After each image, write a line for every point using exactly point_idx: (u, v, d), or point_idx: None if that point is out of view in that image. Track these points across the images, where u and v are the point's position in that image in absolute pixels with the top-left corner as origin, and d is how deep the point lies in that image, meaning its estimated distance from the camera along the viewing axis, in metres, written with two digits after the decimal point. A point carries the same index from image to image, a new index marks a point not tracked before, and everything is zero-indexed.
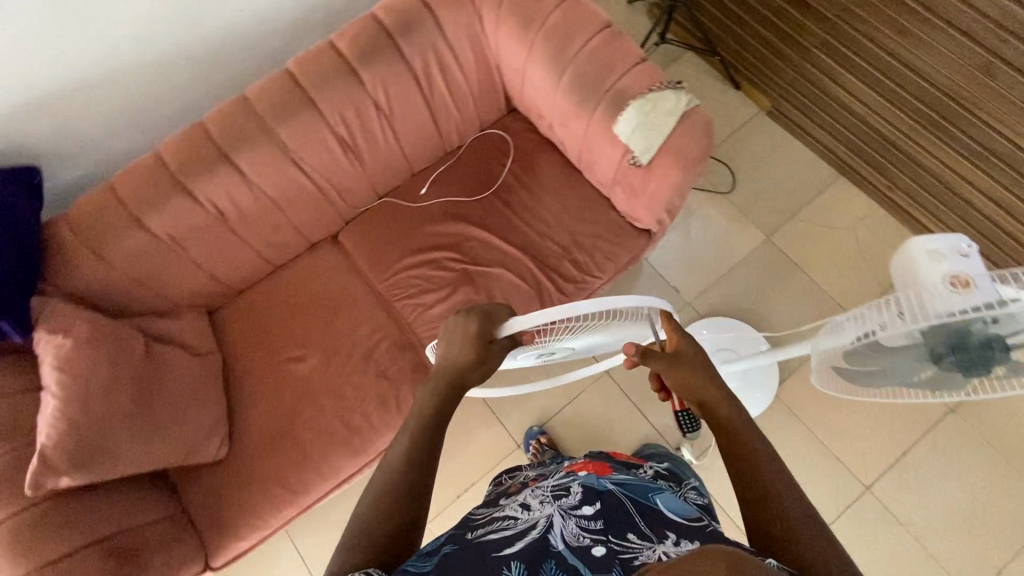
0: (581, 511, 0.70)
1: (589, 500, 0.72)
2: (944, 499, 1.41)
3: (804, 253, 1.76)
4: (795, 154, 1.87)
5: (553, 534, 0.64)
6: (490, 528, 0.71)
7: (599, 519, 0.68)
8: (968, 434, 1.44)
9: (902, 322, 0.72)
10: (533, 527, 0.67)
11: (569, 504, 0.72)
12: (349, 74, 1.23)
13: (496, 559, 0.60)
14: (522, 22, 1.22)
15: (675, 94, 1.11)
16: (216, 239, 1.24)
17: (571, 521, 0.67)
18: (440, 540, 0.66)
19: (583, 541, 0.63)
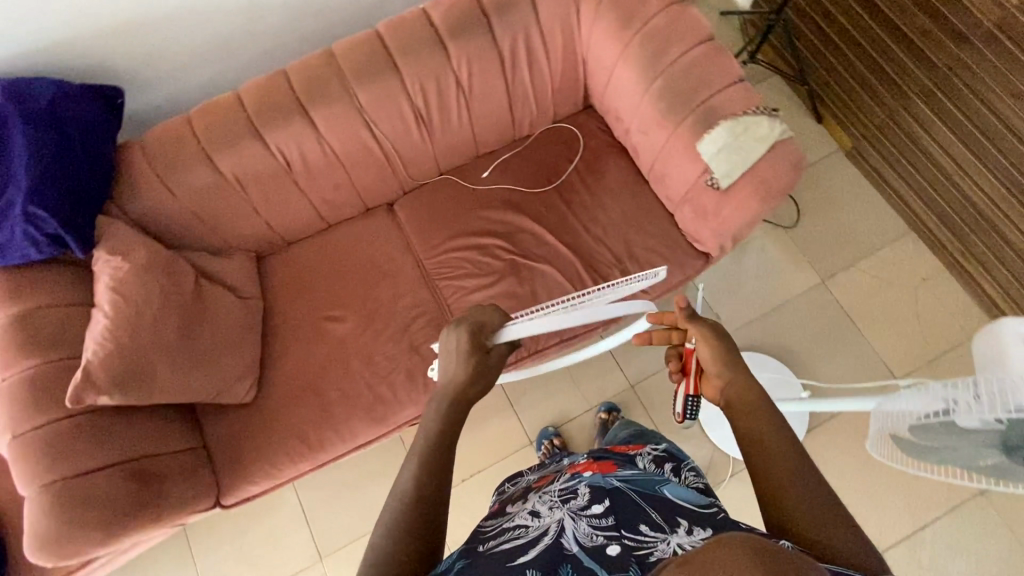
0: (591, 511, 0.65)
1: (598, 498, 0.67)
2: None
3: (857, 304, 1.69)
4: (866, 201, 1.79)
5: (565, 537, 0.61)
6: (501, 539, 0.66)
7: (609, 517, 0.64)
8: (996, 522, 1.38)
9: (976, 408, 0.65)
10: (544, 533, 0.63)
11: (578, 505, 0.67)
12: (436, 45, 1.21)
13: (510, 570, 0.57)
14: (622, 19, 1.18)
15: (769, 121, 1.06)
16: (278, 188, 1.25)
17: (581, 522, 0.63)
18: (450, 558, 0.64)
19: (596, 540, 0.60)
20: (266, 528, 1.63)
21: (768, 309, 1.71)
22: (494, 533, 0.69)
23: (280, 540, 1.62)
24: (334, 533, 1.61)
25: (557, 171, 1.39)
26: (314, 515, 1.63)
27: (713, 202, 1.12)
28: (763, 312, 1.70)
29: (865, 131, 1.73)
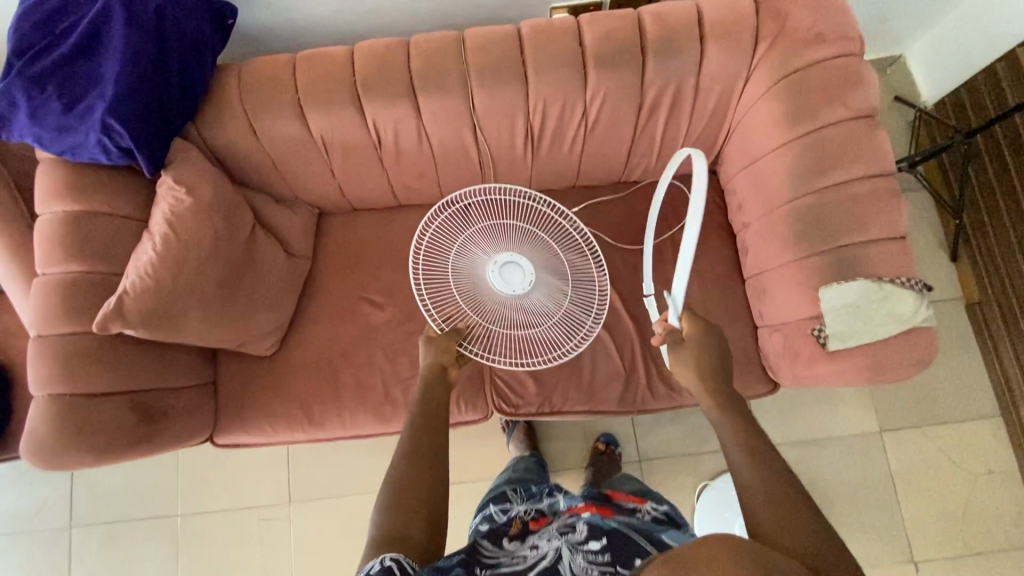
0: (588, 545, 0.75)
1: (595, 536, 0.76)
2: None
3: (905, 469, 1.55)
4: (964, 365, 1.60)
5: (563, 567, 0.71)
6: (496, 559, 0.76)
7: (605, 553, 0.73)
8: None
9: None
10: (543, 559, 0.73)
11: (578, 538, 0.76)
12: (577, 68, 1.06)
13: None
14: (794, 113, 1.01)
15: (917, 301, 0.91)
16: (360, 161, 1.16)
17: (580, 556, 0.73)
18: (454, 565, 0.73)
19: None
20: (251, 454, 1.67)
21: (811, 438, 1.58)
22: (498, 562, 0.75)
23: (259, 471, 1.66)
24: (309, 484, 1.64)
25: (650, 234, 1.28)
26: (297, 459, 1.66)
27: (809, 354, 0.99)
28: (804, 439, 1.58)
29: (1001, 294, 1.51)
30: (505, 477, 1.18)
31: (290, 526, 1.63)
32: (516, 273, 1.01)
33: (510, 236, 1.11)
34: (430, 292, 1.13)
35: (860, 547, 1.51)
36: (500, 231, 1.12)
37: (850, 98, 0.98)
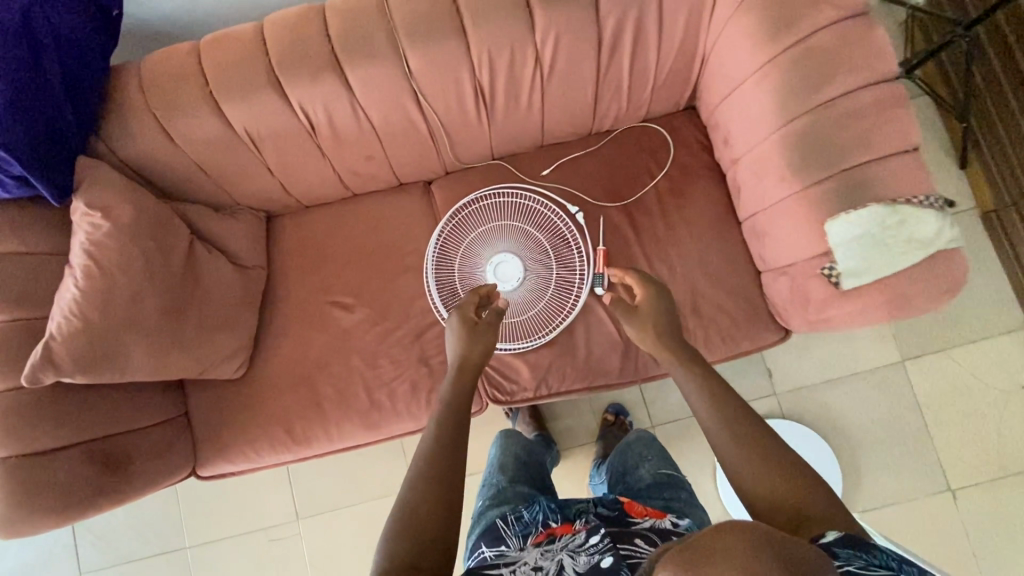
0: (588, 543, 0.75)
1: (594, 532, 0.76)
2: None
3: (931, 396, 1.47)
4: (989, 279, 1.48)
5: None
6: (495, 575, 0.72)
7: (604, 540, 0.74)
8: None
9: None
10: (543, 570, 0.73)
11: (576, 543, 0.76)
12: (520, 11, 0.94)
13: None
14: (775, 22, 0.88)
15: (937, 221, 0.80)
16: (298, 152, 1.04)
17: (581, 560, 0.73)
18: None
19: (593, 557, 0.72)
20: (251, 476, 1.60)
21: (829, 378, 1.49)
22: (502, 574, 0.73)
23: (262, 491, 1.59)
24: (316, 497, 1.58)
25: (632, 187, 1.16)
26: (299, 475, 1.59)
27: (821, 297, 0.89)
28: (821, 381, 1.49)
29: (1017, 198, 1.38)
30: (495, 500, 0.99)
31: (302, 542, 1.56)
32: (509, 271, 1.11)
33: (516, 238, 1.13)
34: (441, 269, 1.14)
35: (891, 484, 1.44)
36: (510, 231, 1.14)
37: None
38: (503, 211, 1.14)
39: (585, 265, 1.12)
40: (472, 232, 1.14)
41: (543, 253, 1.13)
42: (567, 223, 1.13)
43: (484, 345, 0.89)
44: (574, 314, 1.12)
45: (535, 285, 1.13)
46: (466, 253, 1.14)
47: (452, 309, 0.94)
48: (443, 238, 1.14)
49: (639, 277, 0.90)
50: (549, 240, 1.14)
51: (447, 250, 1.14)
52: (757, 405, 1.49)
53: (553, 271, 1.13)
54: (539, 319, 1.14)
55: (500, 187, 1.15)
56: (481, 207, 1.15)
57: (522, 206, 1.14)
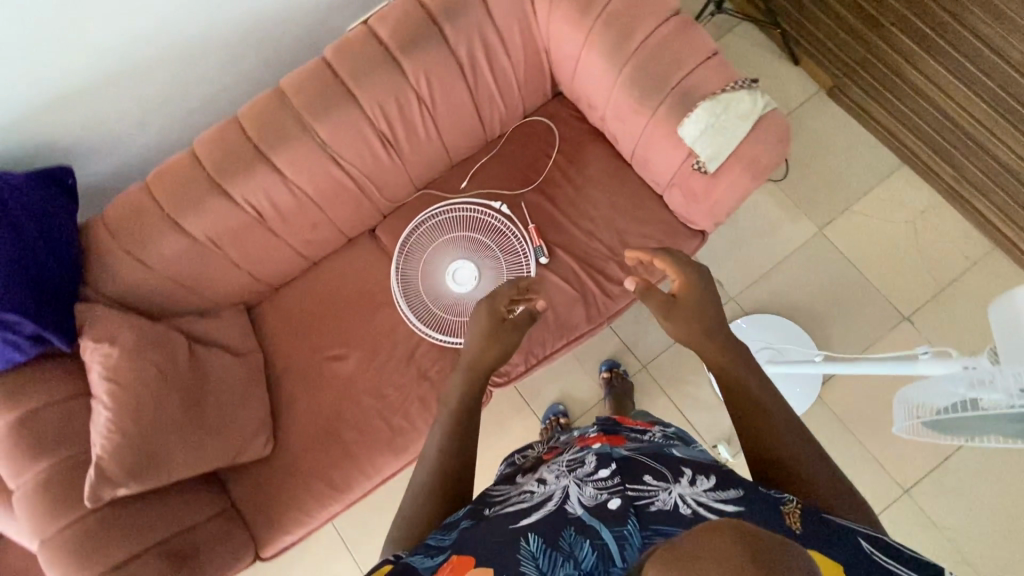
0: (597, 475, 0.66)
1: (605, 463, 0.67)
2: (973, 499, 1.48)
3: (857, 249, 1.66)
4: (857, 139, 1.72)
5: (570, 503, 0.63)
6: (506, 501, 0.70)
7: (614, 477, 0.64)
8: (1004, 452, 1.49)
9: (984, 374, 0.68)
10: (549, 498, 0.66)
11: (585, 471, 0.68)
12: (390, 66, 1.16)
13: (512, 532, 0.61)
14: (580, 4, 1.12)
15: (750, 96, 1.03)
16: (254, 240, 1.21)
17: (587, 488, 0.64)
18: (461, 514, 0.69)
19: (600, 499, 0.61)
20: (312, 560, 1.66)
21: (769, 267, 1.68)
22: (504, 498, 0.71)
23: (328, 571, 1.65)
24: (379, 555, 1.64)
25: (537, 169, 1.36)
26: (357, 541, 1.65)
27: (702, 187, 1.09)
28: (764, 272, 1.68)
29: (844, 68, 1.64)
30: None
31: None
32: (465, 275, 1.26)
33: (459, 245, 1.30)
34: (408, 293, 1.29)
35: (858, 333, 1.62)
36: (454, 241, 1.30)
37: None
38: (442, 227, 1.30)
39: (524, 245, 1.30)
40: (422, 252, 1.30)
41: (486, 249, 1.30)
42: (498, 219, 1.30)
43: (505, 347, 0.91)
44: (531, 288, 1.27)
45: (489, 278, 1.28)
46: (423, 272, 1.29)
47: (484, 296, 0.95)
48: (401, 266, 1.29)
49: (668, 262, 0.87)
50: (487, 237, 1.30)
51: (408, 274, 1.29)
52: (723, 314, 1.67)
53: (500, 262, 1.29)
54: None
55: (431, 211, 1.31)
56: (423, 231, 1.30)
57: (456, 217, 1.31)
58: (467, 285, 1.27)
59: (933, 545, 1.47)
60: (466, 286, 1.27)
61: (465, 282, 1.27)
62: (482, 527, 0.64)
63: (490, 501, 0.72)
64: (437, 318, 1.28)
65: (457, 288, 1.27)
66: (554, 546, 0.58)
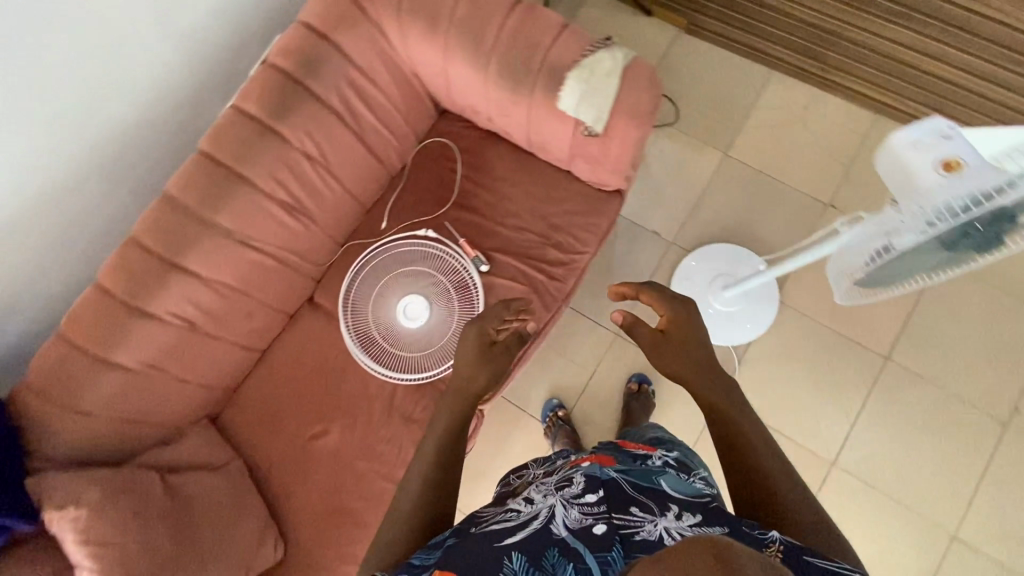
0: (583, 498, 0.74)
1: (591, 488, 0.75)
2: (945, 341, 1.58)
3: (764, 159, 1.76)
4: (727, 63, 1.83)
5: (555, 523, 0.70)
6: (493, 519, 0.76)
7: (601, 503, 0.72)
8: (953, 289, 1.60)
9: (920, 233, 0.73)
10: (535, 518, 0.73)
11: (572, 493, 0.75)
12: (269, 137, 1.16)
13: (497, 550, 0.67)
14: (429, 22, 1.15)
15: (610, 53, 1.08)
16: (193, 349, 1.19)
17: (573, 510, 0.72)
18: (446, 534, 0.74)
19: (585, 523, 0.69)
20: None
21: (694, 202, 1.75)
22: (495, 516, 0.77)
23: None
24: None
25: (448, 186, 1.38)
26: None
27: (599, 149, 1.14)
28: (691, 208, 1.75)
29: (691, 4, 1.75)
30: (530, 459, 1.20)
31: None
32: (414, 310, 1.25)
33: (399, 283, 1.29)
34: (366, 346, 1.28)
35: (793, 233, 1.70)
36: (392, 281, 1.29)
37: None
38: (377, 271, 1.30)
39: (460, 260, 1.31)
40: (368, 302, 1.29)
41: (426, 277, 1.30)
42: (428, 245, 1.31)
43: (494, 371, 0.92)
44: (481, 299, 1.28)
45: (438, 304, 1.28)
46: (373, 321, 1.28)
47: (474, 318, 0.96)
48: (350, 324, 1.28)
49: (653, 295, 0.91)
50: (422, 266, 1.30)
51: (358, 329, 1.28)
52: (669, 259, 1.72)
53: (444, 286, 1.29)
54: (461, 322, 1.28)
55: (362, 259, 1.31)
56: (359, 282, 1.30)
57: (387, 258, 1.30)
58: (419, 318, 1.26)
59: (927, 396, 1.56)
60: (419, 319, 1.26)
61: (417, 316, 1.26)
62: (468, 543, 0.69)
63: (477, 519, 0.77)
64: (402, 361, 1.28)
65: (411, 324, 1.26)
66: (537, 565, 0.64)
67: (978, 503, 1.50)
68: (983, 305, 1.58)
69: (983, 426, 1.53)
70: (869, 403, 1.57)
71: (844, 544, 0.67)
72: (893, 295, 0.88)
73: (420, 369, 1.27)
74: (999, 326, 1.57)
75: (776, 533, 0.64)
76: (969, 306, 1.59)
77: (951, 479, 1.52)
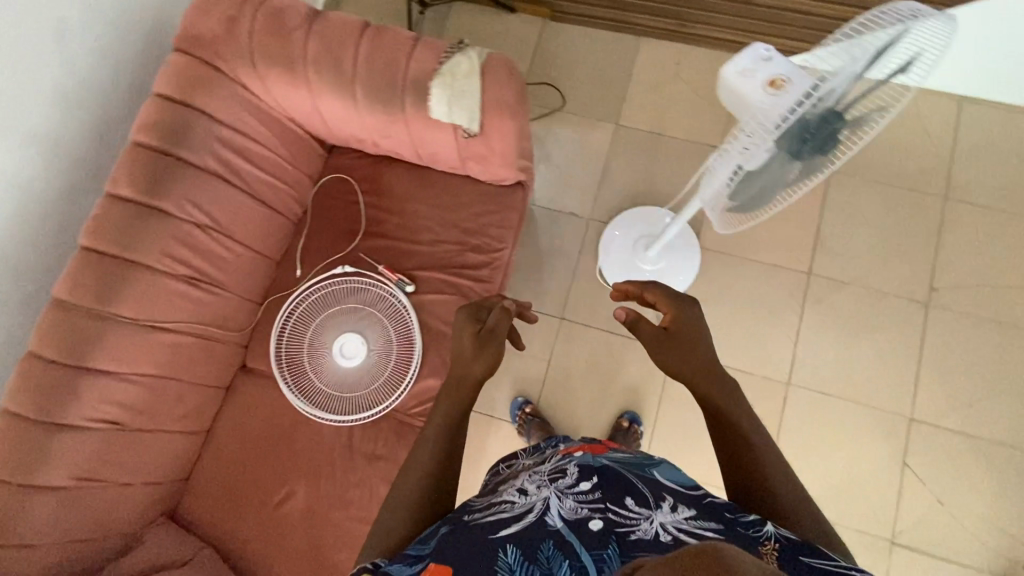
0: (578, 488, 0.75)
1: (586, 478, 0.76)
2: (856, 244, 1.68)
3: (653, 119, 1.83)
4: (596, 39, 1.90)
5: (551, 516, 0.70)
6: (487, 509, 0.76)
7: (596, 494, 0.73)
8: (849, 195, 1.71)
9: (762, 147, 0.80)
10: (530, 510, 0.73)
11: (566, 484, 0.76)
12: (152, 216, 1.12)
13: (492, 543, 0.67)
14: (284, 65, 1.14)
15: (465, 56, 1.11)
16: (128, 449, 1.14)
17: (569, 502, 0.72)
18: (439, 526, 0.74)
19: (582, 516, 0.69)
20: None
21: (600, 176, 1.81)
22: (489, 506, 0.78)
23: None
24: None
25: (353, 219, 1.37)
26: None
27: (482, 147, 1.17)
28: (599, 182, 1.81)
29: None
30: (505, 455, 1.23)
31: None
32: (350, 348, 1.26)
33: (329, 326, 1.29)
34: (310, 395, 1.27)
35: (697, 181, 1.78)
36: (322, 325, 1.29)
37: (291, 22, 1.14)
38: (305, 319, 1.29)
39: (384, 288, 1.31)
40: (302, 353, 1.29)
41: (354, 314, 1.30)
42: (349, 282, 1.31)
43: (488, 355, 0.93)
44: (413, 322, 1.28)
45: (373, 338, 1.28)
46: (313, 369, 1.28)
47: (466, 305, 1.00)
48: (290, 377, 1.27)
49: (656, 292, 0.96)
50: (348, 305, 1.30)
51: (299, 380, 1.27)
52: (592, 235, 1.77)
53: (375, 318, 1.30)
54: (400, 350, 1.29)
55: (287, 311, 1.30)
56: (290, 334, 1.29)
57: (311, 305, 1.30)
58: (357, 355, 1.26)
59: (854, 299, 1.66)
60: (357, 357, 1.26)
61: (354, 353, 1.26)
62: (462, 535, 0.70)
63: (471, 510, 0.78)
64: (350, 401, 1.27)
65: (350, 363, 1.26)
66: (532, 560, 0.65)
67: (924, 382, 1.61)
68: (878, 203, 1.70)
69: (909, 311, 1.64)
70: (805, 319, 1.65)
71: (832, 542, 0.70)
72: (765, 214, 0.96)
73: (369, 406, 1.26)
74: (897, 218, 1.69)
75: (773, 529, 0.65)
76: (867, 207, 1.70)
77: (896, 367, 1.62)
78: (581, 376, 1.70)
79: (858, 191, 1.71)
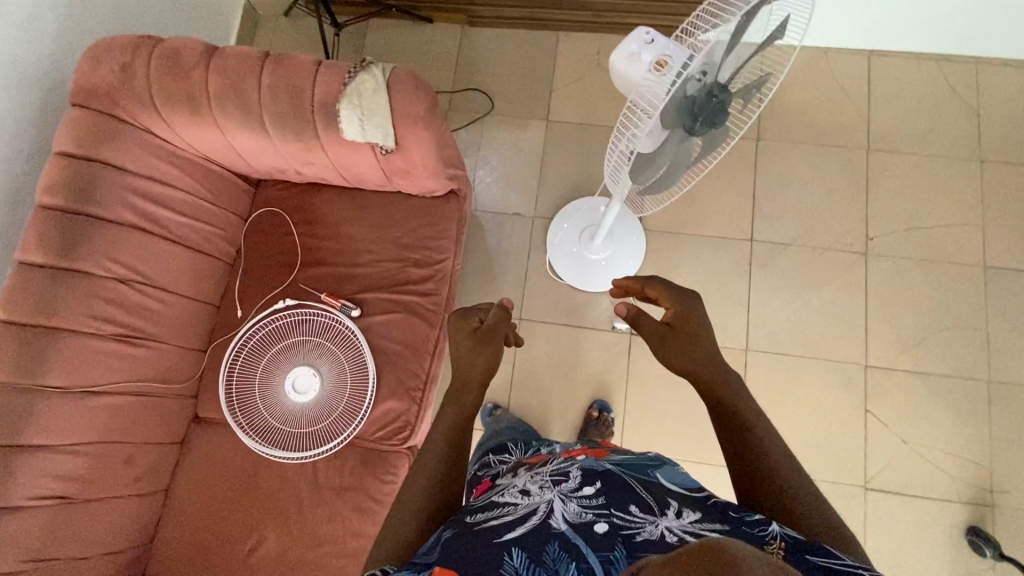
0: (581, 492, 0.72)
1: (589, 483, 0.73)
2: (792, 207, 1.73)
3: (582, 110, 1.85)
4: (515, 39, 1.92)
5: (554, 518, 0.67)
6: (490, 511, 0.73)
7: (600, 497, 0.70)
8: (778, 160, 1.76)
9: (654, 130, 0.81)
10: (534, 512, 0.69)
11: (569, 487, 0.73)
12: (70, 278, 1.08)
13: (497, 544, 0.63)
14: (188, 106, 1.12)
15: (370, 72, 1.09)
16: (78, 521, 1.09)
17: (572, 504, 0.69)
18: (442, 528, 0.71)
19: (586, 518, 0.66)
20: None
21: (538, 173, 1.82)
22: (491, 507, 0.75)
23: None
24: None
25: (288, 251, 1.35)
26: None
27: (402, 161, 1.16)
28: (538, 179, 1.82)
29: None
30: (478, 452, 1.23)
31: None
32: (302, 382, 1.24)
33: (279, 363, 1.27)
34: (266, 435, 1.24)
35: None
36: (271, 363, 1.27)
37: (188, 61, 1.11)
38: (253, 359, 1.27)
39: (329, 316, 1.28)
40: (254, 394, 1.26)
41: (302, 347, 1.28)
42: (292, 315, 1.28)
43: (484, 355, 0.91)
44: (364, 347, 1.26)
45: (323, 370, 1.26)
46: (266, 408, 1.25)
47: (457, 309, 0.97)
48: (242, 420, 1.24)
49: (657, 288, 0.93)
50: (295, 338, 1.28)
51: (253, 422, 1.24)
52: (538, 232, 1.78)
53: (324, 348, 1.28)
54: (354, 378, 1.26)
55: (232, 353, 1.27)
56: (239, 376, 1.26)
57: (258, 343, 1.28)
58: (309, 389, 1.24)
59: (797, 259, 1.70)
60: (309, 391, 1.24)
61: (306, 388, 1.24)
62: (469, 536, 0.67)
63: (474, 511, 0.75)
64: (308, 436, 1.24)
65: (304, 397, 1.24)
66: (539, 561, 0.61)
67: (874, 329, 1.66)
68: (806, 163, 1.75)
69: (851, 264, 1.70)
70: (755, 285, 1.69)
71: (842, 536, 0.66)
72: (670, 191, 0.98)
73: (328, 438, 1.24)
74: (826, 176, 1.74)
75: (777, 529, 0.62)
76: (797, 169, 1.75)
77: (846, 319, 1.67)
78: (548, 373, 1.70)
79: (786, 155, 1.76)
